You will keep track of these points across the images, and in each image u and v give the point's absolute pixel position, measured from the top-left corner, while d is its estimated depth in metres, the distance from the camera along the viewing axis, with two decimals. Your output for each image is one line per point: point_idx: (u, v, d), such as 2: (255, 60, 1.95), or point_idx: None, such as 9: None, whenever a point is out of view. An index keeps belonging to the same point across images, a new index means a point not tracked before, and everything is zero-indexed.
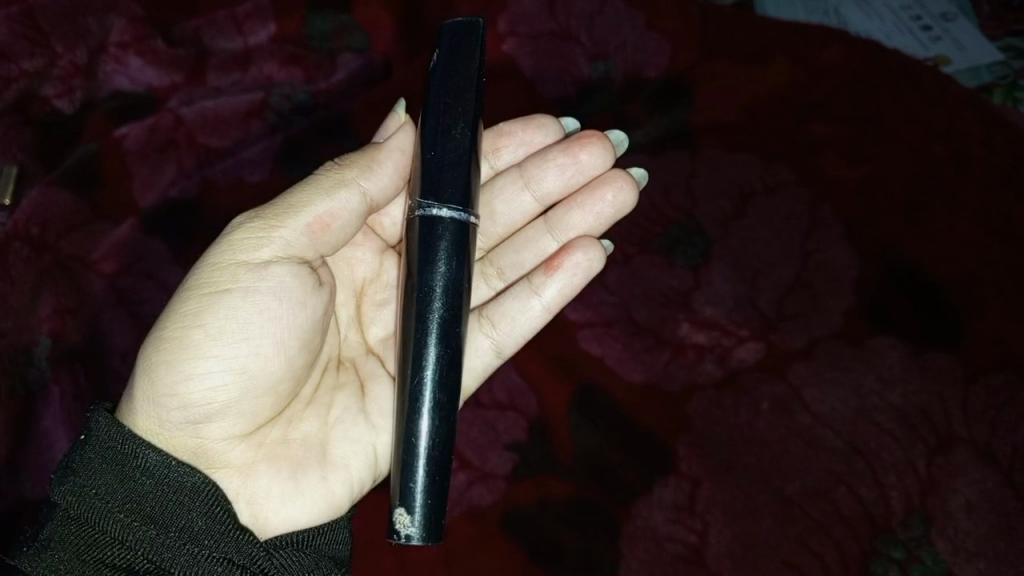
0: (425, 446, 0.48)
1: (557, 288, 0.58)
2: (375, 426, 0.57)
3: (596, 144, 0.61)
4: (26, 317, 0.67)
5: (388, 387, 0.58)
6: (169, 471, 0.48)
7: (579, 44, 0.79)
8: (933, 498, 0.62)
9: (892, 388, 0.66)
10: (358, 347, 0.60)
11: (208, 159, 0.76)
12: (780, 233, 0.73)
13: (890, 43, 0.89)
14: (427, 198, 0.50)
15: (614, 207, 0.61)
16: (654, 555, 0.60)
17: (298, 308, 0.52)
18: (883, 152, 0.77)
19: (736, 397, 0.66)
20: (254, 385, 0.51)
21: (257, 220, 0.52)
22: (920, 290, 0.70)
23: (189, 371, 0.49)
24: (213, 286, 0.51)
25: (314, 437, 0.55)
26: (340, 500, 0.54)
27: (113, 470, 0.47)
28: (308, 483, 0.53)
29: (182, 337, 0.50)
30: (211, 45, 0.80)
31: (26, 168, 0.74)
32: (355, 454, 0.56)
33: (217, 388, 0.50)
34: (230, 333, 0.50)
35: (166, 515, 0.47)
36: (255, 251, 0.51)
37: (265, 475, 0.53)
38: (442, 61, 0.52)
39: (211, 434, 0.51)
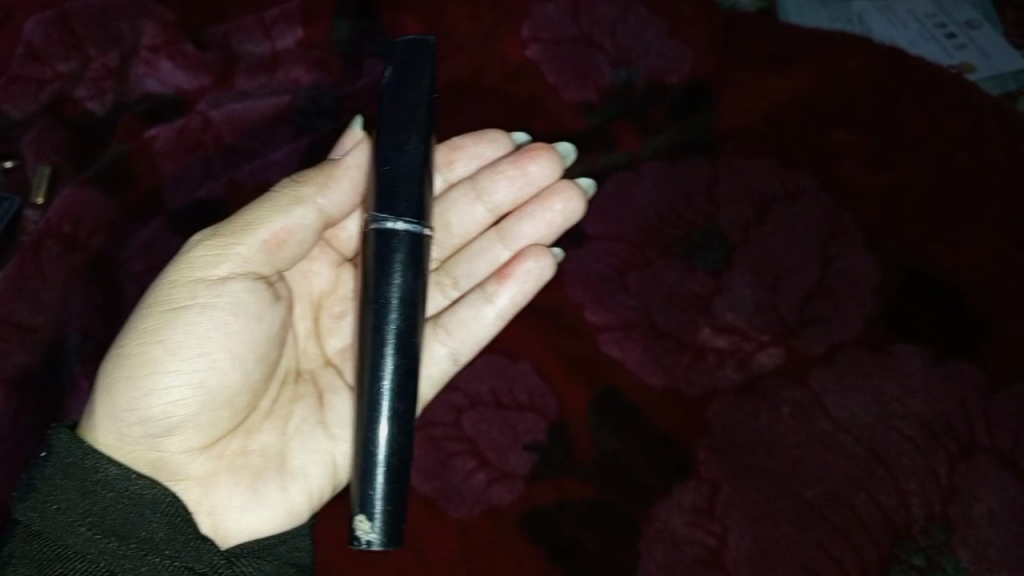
0: (383, 457, 0.50)
1: (509, 294, 0.62)
2: (333, 436, 0.61)
3: (545, 156, 0.66)
4: (57, 313, 0.69)
5: (346, 398, 0.62)
6: (130, 485, 0.51)
7: (602, 51, 0.80)
8: (954, 506, 0.61)
9: (914, 395, 0.66)
10: (317, 359, 0.63)
11: (235, 161, 0.77)
12: (802, 239, 0.73)
13: (914, 51, 0.89)
14: (382, 211, 0.52)
15: (563, 217, 0.66)
16: (673, 557, 0.60)
17: (253, 324, 0.55)
18: (906, 159, 0.77)
19: (757, 402, 0.66)
20: (211, 396, 0.54)
21: (211, 240, 0.55)
22: (941, 297, 0.70)
23: (149, 388, 0.53)
24: (171, 305, 0.54)
25: (272, 448, 0.59)
26: (298, 508, 0.58)
27: (76, 485, 0.51)
28: (268, 493, 0.57)
29: (142, 355, 0.53)
30: (240, 49, 0.82)
31: (59, 168, 0.77)
32: (313, 463, 0.60)
33: (176, 403, 0.53)
34: (188, 349, 0.53)
35: (126, 527, 0.50)
36: (212, 270, 0.54)
37: (224, 486, 0.56)
38: (394, 81, 0.53)
39: (172, 446, 0.55)
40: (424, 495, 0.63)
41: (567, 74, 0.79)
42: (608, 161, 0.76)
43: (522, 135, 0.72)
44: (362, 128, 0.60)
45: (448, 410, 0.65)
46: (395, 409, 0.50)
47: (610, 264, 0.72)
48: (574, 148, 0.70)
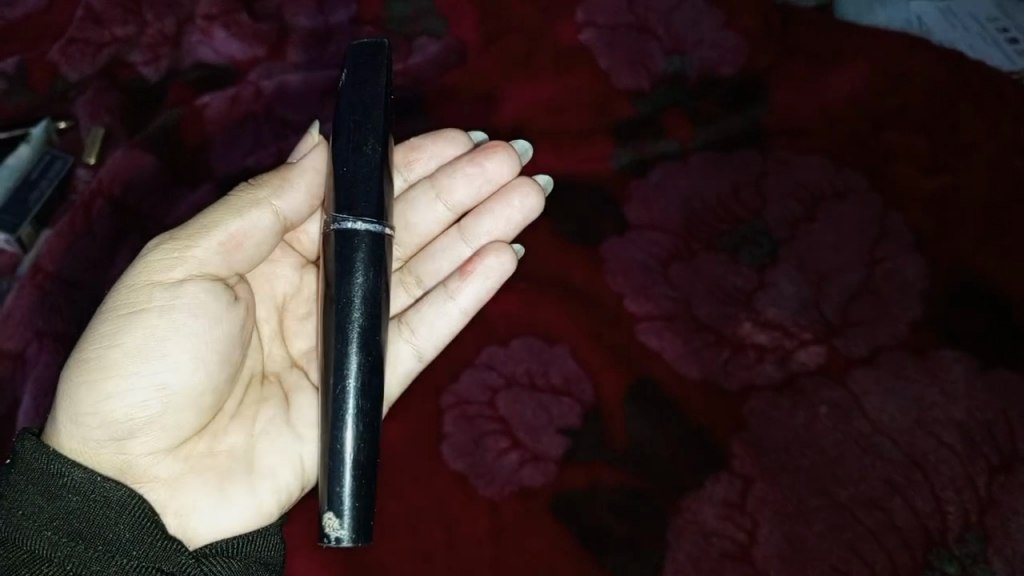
0: (353, 458, 0.50)
1: (471, 290, 0.62)
2: (301, 435, 0.60)
3: (501, 152, 0.66)
4: (103, 272, 0.70)
5: (312, 397, 0.61)
6: (94, 487, 0.50)
7: (656, 38, 0.80)
8: (992, 516, 0.60)
9: (956, 403, 0.64)
10: (282, 360, 0.63)
11: (285, 132, 0.77)
12: (848, 239, 0.72)
13: (973, 55, 0.87)
14: (341, 212, 0.52)
15: (522, 211, 0.66)
16: (701, 550, 0.60)
17: (215, 324, 0.54)
18: (958, 164, 0.76)
19: (795, 400, 0.65)
20: (171, 397, 0.53)
21: (170, 243, 0.55)
22: (989, 306, 0.69)
23: (110, 390, 0.52)
24: (131, 307, 0.53)
25: (240, 448, 0.58)
26: (268, 507, 0.57)
27: (40, 489, 0.50)
28: (236, 492, 0.56)
29: (101, 358, 0.52)
30: (293, 22, 0.83)
31: (112, 130, 0.78)
32: (282, 463, 0.58)
33: (136, 405, 0.52)
34: (150, 351, 0.53)
35: (92, 529, 0.49)
36: (170, 272, 0.54)
37: (191, 488, 0.55)
38: (349, 85, 0.54)
39: (135, 450, 0.54)
40: (456, 472, 0.63)
41: (619, 60, 0.78)
42: (657, 150, 0.76)
43: (482, 135, 0.72)
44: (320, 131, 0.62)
45: (483, 389, 0.65)
46: (359, 407, 0.50)
47: (653, 253, 0.71)
48: (530, 145, 0.70)
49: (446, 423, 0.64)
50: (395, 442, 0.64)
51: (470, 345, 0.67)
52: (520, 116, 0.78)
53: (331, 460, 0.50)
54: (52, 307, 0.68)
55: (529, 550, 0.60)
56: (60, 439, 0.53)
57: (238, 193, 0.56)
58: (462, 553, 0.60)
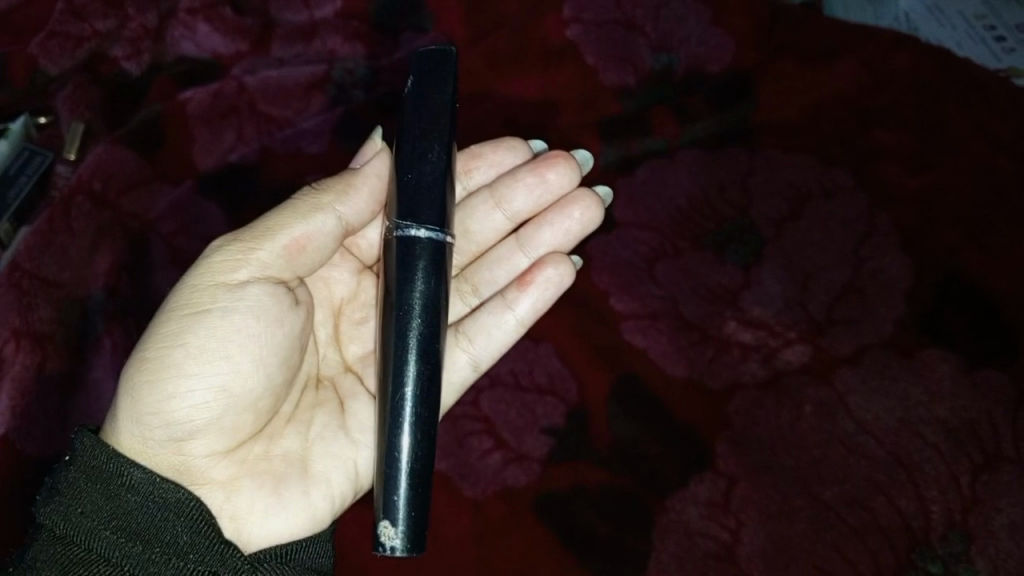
0: (413, 469, 0.49)
1: (530, 301, 0.61)
2: (355, 440, 0.59)
3: (562, 163, 0.65)
4: (83, 269, 0.68)
5: (367, 403, 0.60)
6: (153, 487, 0.49)
7: (643, 35, 0.79)
8: (976, 516, 0.60)
9: (940, 402, 0.64)
10: (335, 365, 0.62)
11: (268, 129, 0.76)
12: (834, 237, 0.72)
13: (961, 52, 0.87)
14: (405, 217, 0.51)
15: (581, 224, 0.65)
16: (685, 550, 0.59)
17: (276, 325, 0.54)
18: (945, 163, 0.75)
19: (780, 399, 0.65)
20: (231, 397, 0.52)
21: (233, 245, 0.54)
22: (975, 306, 0.68)
23: (173, 390, 0.51)
24: (194, 309, 0.52)
25: (295, 453, 0.57)
26: (322, 513, 0.56)
27: (100, 489, 0.49)
28: (290, 497, 0.55)
29: (164, 357, 0.51)
30: (278, 17, 0.82)
31: (92, 126, 0.79)
32: (336, 469, 0.58)
33: (197, 405, 0.52)
34: (215, 352, 0.52)
35: (151, 531, 0.48)
36: (232, 274, 0.53)
37: (248, 490, 0.55)
38: (415, 89, 0.53)
39: (193, 451, 0.53)
40: (440, 472, 0.62)
41: (608, 56, 0.78)
42: (643, 148, 0.76)
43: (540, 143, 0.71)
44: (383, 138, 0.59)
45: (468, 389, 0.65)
46: (419, 415, 0.49)
47: (638, 251, 0.71)
48: (590, 158, 0.69)
49: None
50: None
51: None
52: (506, 111, 0.77)
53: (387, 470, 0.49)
54: (28, 304, 0.65)
55: (512, 550, 0.60)
56: (120, 436, 0.52)
57: (304, 197, 0.55)
58: (445, 553, 0.60)
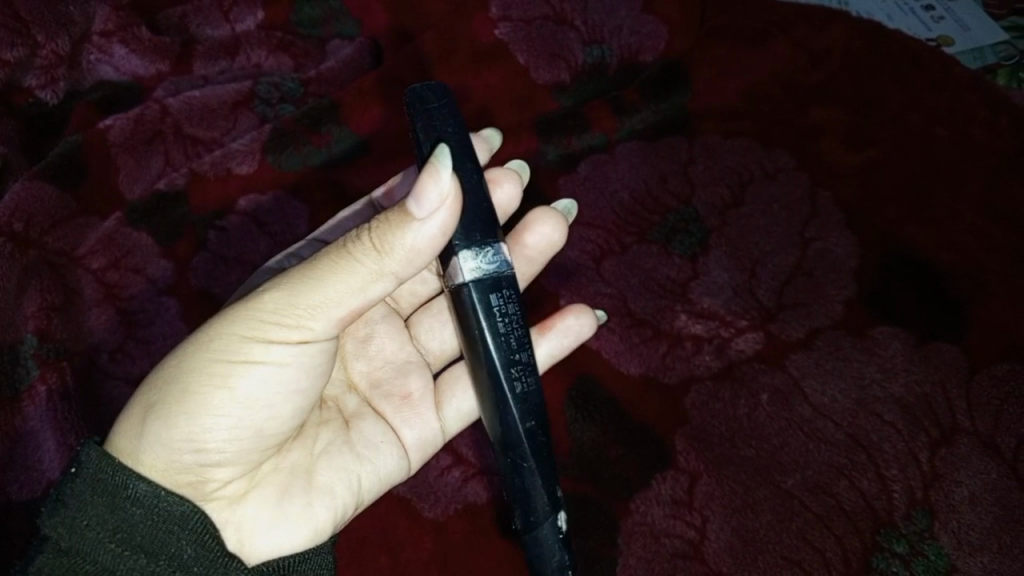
0: (545, 503, 0.49)
1: (548, 349, 0.60)
2: (360, 456, 0.56)
3: (502, 181, 0.57)
4: (11, 315, 0.65)
5: (375, 424, 0.58)
6: (159, 501, 0.45)
7: (575, 29, 0.78)
8: (935, 491, 0.60)
9: (894, 379, 0.64)
10: (340, 385, 0.59)
11: (196, 151, 0.74)
12: (777, 219, 0.72)
13: (890, 23, 0.88)
14: (490, 243, 0.49)
15: (543, 245, 0.61)
16: (652, 551, 0.58)
17: (309, 368, 0.50)
18: (882, 137, 0.76)
19: (735, 388, 0.64)
20: (262, 430, 0.49)
21: (283, 286, 0.47)
22: (921, 280, 0.69)
23: (211, 425, 0.47)
24: (237, 355, 0.47)
25: (301, 464, 0.53)
26: (325, 525, 0.52)
27: (104, 501, 0.45)
28: (294, 509, 0.51)
29: (202, 392, 0.46)
30: (197, 33, 0.80)
31: (10, 160, 0.73)
32: (340, 480, 0.54)
33: (230, 439, 0.47)
34: (255, 397, 0.48)
35: (155, 544, 0.45)
36: (276, 324, 0.47)
37: (257, 500, 0.51)
38: (427, 121, 0.49)
39: (214, 477, 0.48)
40: (399, 495, 0.61)
41: (539, 55, 0.76)
42: (582, 144, 0.75)
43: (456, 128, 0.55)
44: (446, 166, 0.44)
45: None
46: (542, 453, 0.49)
47: (584, 250, 0.70)
48: (524, 162, 0.61)
49: None
50: None
51: None
52: None
53: (527, 508, 0.49)
54: None
55: (479, 567, 0.58)
56: (139, 459, 0.47)
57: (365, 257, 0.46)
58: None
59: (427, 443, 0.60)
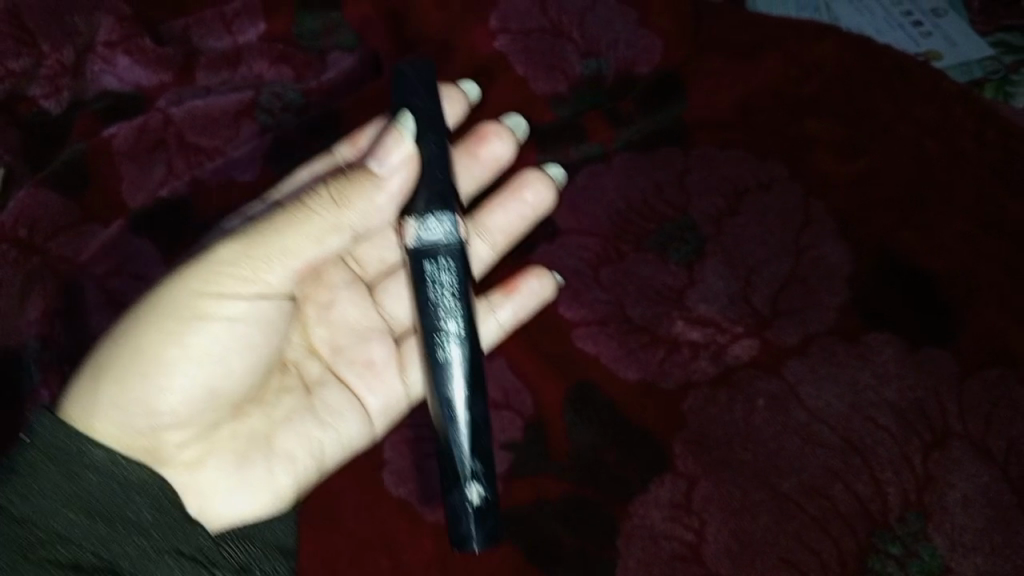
0: (467, 465, 0.52)
1: (512, 308, 0.66)
2: (322, 422, 0.61)
3: (495, 139, 0.69)
4: (15, 321, 0.66)
5: (337, 390, 0.63)
6: (117, 469, 0.49)
7: (571, 42, 0.80)
8: (929, 493, 0.61)
9: (888, 384, 0.65)
10: (301, 350, 0.63)
11: (197, 159, 0.75)
12: (772, 229, 0.73)
13: (881, 38, 0.89)
14: (427, 215, 0.55)
15: (533, 207, 0.70)
16: (652, 554, 0.59)
17: (262, 321, 0.56)
18: (874, 147, 0.77)
19: (732, 394, 0.65)
20: (215, 388, 0.55)
21: (241, 247, 0.54)
22: (913, 287, 0.70)
23: (164, 386, 0.52)
24: (190, 314, 0.53)
25: (260, 431, 0.59)
26: (284, 490, 0.59)
27: (59, 469, 0.48)
28: (253, 473, 0.58)
29: (157, 351, 0.52)
30: (201, 44, 0.81)
31: (14, 169, 0.74)
32: (298, 445, 0.60)
33: (184, 399, 0.53)
34: (208, 353, 0.54)
35: (114, 508, 0.48)
36: (229, 284, 0.54)
37: (214, 466, 0.57)
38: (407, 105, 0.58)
39: (172, 435, 0.54)
40: (399, 498, 0.61)
41: (536, 66, 0.78)
42: (580, 154, 0.76)
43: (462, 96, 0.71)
44: (411, 132, 0.56)
45: (423, 411, 0.65)
46: (472, 417, 0.53)
47: (582, 258, 0.71)
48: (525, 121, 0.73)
49: (386, 449, 0.63)
50: (342, 473, 0.62)
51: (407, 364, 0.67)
52: None
53: (449, 470, 0.52)
54: None
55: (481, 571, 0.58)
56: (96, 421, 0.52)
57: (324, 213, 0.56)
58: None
59: (391, 408, 0.64)
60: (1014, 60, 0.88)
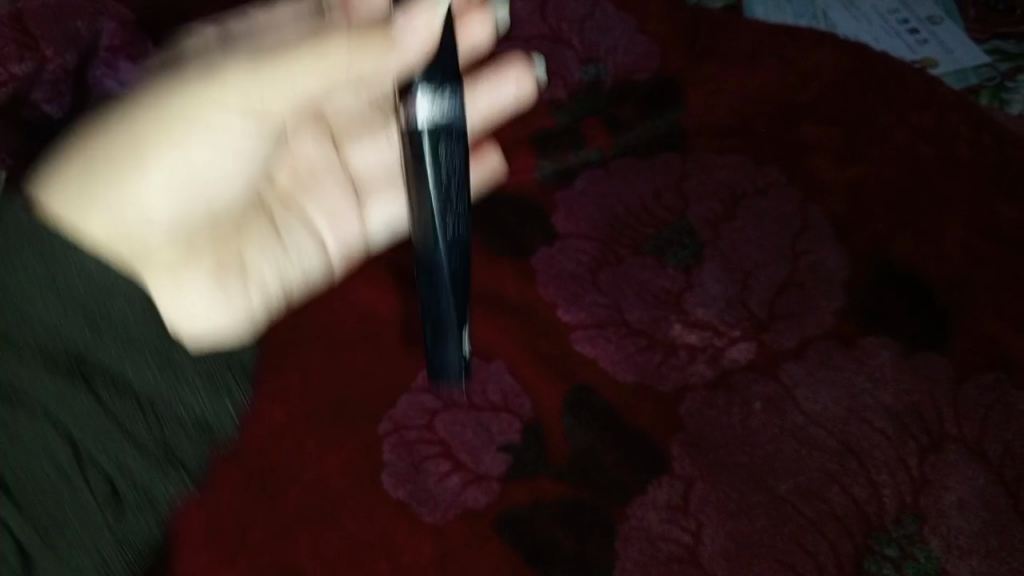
0: (451, 316, 0.57)
1: None
2: (287, 246, 0.62)
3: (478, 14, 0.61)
4: None
5: (304, 230, 0.63)
6: (108, 281, 0.46)
7: (571, 48, 0.79)
8: (925, 496, 0.61)
9: (884, 387, 0.66)
10: (270, 168, 0.61)
11: None
12: (769, 233, 0.74)
13: (878, 45, 0.90)
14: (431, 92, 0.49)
15: (513, 100, 0.65)
16: (649, 555, 0.59)
17: (259, 138, 0.57)
18: (870, 153, 0.78)
19: (729, 397, 0.66)
20: (206, 178, 0.55)
21: (243, 57, 0.53)
22: (910, 292, 0.70)
23: (149, 173, 0.52)
24: (188, 117, 0.52)
25: (234, 241, 0.59)
26: (257, 311, 0.59)
27: (34, 255, 0.45)
28: (231, 289, 0.57)
29: (156, 143, 0.52)
30: None
31: None
32: (268, 266, 0.61)
33: (172, 202, 0.53)
34: (204, 153, 0.54)
35: (104, 312, 0.46)
36: (224, 94, 0.52)
37: (194, 275, 0.55)
38: None
39: (157, 243, 0.53)
40: (397, 500, 0.61)
41: None
42: (579, 159, 0.77)
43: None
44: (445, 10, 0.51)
45: (420, 413, 0.65)
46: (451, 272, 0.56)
47: (580, 261, 0.72)
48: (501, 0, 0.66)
49: (384, 451, 0.63)
50: (340, 475, 0.62)
51: (407, 366, 0.67)
52: None
53: (432, 320, 0.57)
54: None
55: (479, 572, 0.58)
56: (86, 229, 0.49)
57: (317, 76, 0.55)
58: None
59: (349, 249, 0.66)
60: (1010, 67, 0.88)
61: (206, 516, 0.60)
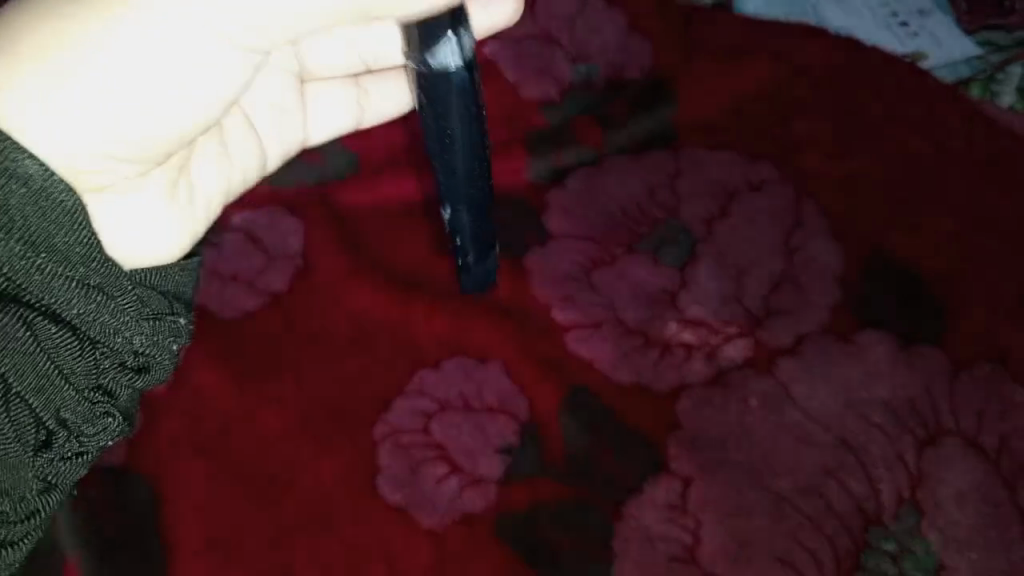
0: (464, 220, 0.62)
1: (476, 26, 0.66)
2: (227, 150, 0.60)
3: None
4: None
5: (240, 121, 0.60)
6: (45, 182, 0.46)
7: (562, 47, 0.81)
8: (923, 491, 0.61)
9: (880, 382, 0.66)
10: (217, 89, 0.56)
11: None
12: (764, 230, 0.73)
13: (868, 40, 0.90)
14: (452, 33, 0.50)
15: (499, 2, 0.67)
16: (648, 555, 0.59)
17: (237, 66, 0.50)
18: (863, 147, 0.78)
19: (726, 395, 0.65)
20: (163, 106, 0.49)
21: None
22: (905, 286, 0.70)
23: (111, 108, 0.48)
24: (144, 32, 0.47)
25: (180, 159, 0.56)
26: (202, 217, 0.59)
27: None
28: (183, 195, 0.57)
29: (106, 30, 0.46)
30: None
31: None
32: (208, 176, 0.59)
33: (145, 135, 0.50)
34: (186, 91, 0.50)
35: (42, 237, 0.46)
36: None
37: (153, 187, 0.54)
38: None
39: (119, 147, 0.50)
40: (395, 505, 0.61)
41: (527, 72, 0.79)
42: (572, 158, 0.77)
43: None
44: None
45: (416, 416, 0.64)
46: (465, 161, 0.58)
47: (575, 261, 0.71)
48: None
49: (381, 456, 0.63)
50: (337, 480, 0.62)
51: (401, 369, 0.66)
52: None
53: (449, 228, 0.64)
54: None
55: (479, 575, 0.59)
56: (38, 132, 0.47)
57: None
58: None
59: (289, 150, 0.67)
60: (1000, 58, 0.88)
61: (202, 524, 0.60)
